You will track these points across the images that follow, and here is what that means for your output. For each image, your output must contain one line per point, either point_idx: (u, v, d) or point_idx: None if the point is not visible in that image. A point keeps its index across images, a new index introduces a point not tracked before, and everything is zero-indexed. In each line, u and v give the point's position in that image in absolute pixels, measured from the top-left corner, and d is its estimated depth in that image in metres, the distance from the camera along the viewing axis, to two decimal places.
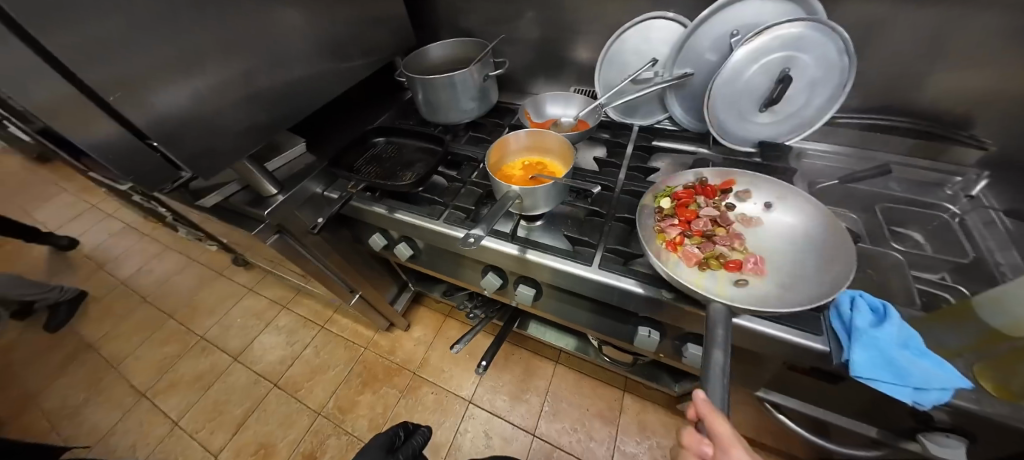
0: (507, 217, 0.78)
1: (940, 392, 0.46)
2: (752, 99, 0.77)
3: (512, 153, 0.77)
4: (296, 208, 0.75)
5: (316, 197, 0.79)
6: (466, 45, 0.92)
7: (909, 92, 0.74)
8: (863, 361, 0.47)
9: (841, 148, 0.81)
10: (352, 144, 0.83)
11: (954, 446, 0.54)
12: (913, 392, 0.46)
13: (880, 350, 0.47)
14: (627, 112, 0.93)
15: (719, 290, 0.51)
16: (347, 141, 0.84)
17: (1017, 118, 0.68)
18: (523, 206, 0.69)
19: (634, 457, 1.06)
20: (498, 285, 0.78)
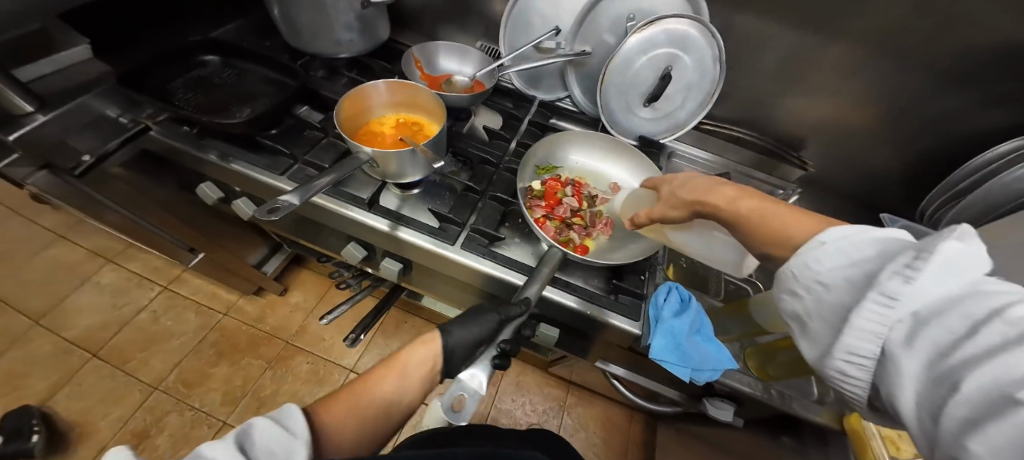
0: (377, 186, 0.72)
1: (711, 372, 0.56)
2: (638, 93, 0.79)
3: (377, 107, 0.70)
4: (69, 133, 0.59)
5: (105, 120, 0.63)
6: None
7: (767, 107, 0.84)
8: (659, 346, 0.56)
9: (705, 155, 0.88)
10: (171, 59, 0.70)
11: (725, 409, 0.69)
12: (690, 371, 0.56)
13: (672, 336, 0.57)
14: (529, 82, 0.88)
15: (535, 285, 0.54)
16: (165, 55, 0.70)
17: (829, 143, 0.84)
18: (384, 172, 0.63)
19: (509, 414, 1.15)
20: (363, 256, 0.72)
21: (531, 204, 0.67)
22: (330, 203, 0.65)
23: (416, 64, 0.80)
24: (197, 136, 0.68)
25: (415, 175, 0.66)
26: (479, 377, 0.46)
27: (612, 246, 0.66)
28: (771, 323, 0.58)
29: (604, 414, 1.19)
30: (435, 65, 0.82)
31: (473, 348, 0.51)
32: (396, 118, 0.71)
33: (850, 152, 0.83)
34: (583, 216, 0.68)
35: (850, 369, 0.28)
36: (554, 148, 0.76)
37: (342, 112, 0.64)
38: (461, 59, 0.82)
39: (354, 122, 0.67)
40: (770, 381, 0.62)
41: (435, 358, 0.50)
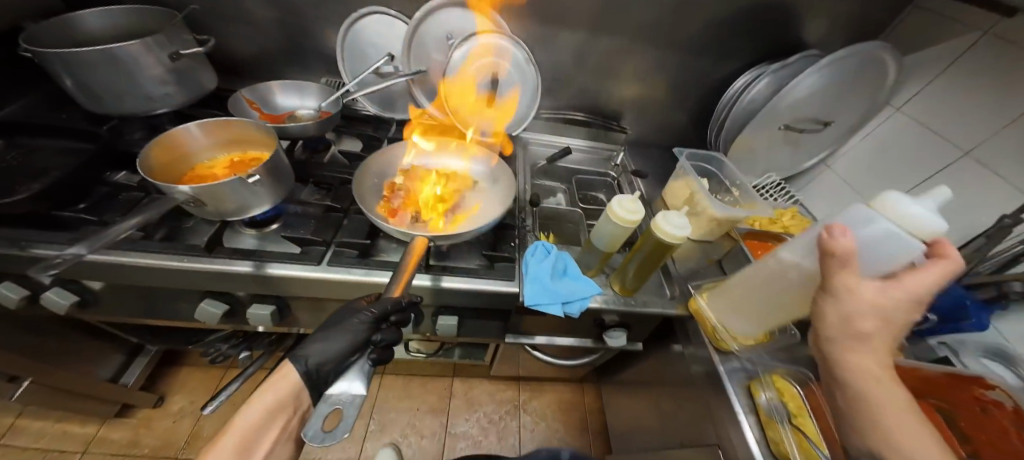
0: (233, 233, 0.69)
1: (580, 301, 0.67)
2: (477, 96, 0.90)
3: (201, 151, 0.68)
4: None
5: None
6: (139, 13, 0.73)
7: (589, 88, 1.01)
8: (533, 294, 0.65)
9: (547, 137, 1.03)
10: None
11: (617, 336, 0.80)
12: (562, 306, 0.66)
13: (540, 283, 0.66)
14: (384, 106, 0.94)
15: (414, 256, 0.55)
16: None
17: (639, 107, 1.05)
18: (218, 210, 0.61)
19: (464, 435, 1.10)
20: (224, 311, 0.67)
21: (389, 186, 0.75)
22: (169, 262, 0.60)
23: (251, 106, 0.79)
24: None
25: (260, 206, 0.64)
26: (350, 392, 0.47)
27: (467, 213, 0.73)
28: (605, 244, 0.69)
29: (557, 398, 1.23)
30: (273, 104, 0.83)
31: (347, 356, 0.49)
32: (227, 158, 0.70)
33: (653, 110, 1.06)
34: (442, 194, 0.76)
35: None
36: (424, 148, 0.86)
37: (152, 162, 0.61)
38: (300, 94, 0.83)
39: (172, 166, 0.64)
40: (632, 294, 0.74)
41: (294, 396, 0.44)
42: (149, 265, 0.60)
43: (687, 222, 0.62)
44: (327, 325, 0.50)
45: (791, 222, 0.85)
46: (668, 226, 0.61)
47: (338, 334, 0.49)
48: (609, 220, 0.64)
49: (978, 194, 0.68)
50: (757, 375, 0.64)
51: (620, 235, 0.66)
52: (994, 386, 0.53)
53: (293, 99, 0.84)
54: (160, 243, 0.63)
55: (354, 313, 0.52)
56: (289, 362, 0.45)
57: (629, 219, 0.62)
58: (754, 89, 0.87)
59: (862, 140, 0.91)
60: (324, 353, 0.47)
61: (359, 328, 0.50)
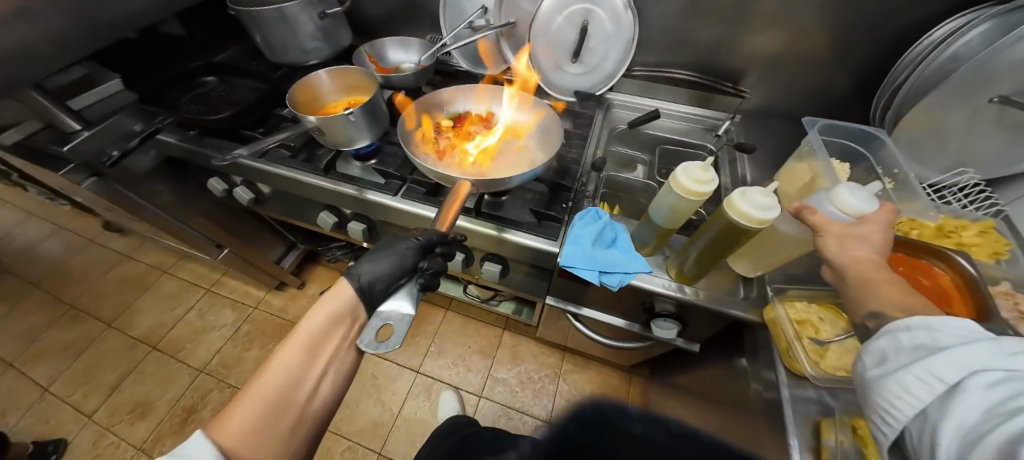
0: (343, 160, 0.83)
1: (622, 275, 0.62)
2: (564, 51, 0.86)
3: (328, 95, 0.83)
4: (108, 146, 0.77)
5: (134, 134, 0.81)
6: None
7: (699, 43, 0.86)
8: (570, 255, 0.63)
9: (639, 99, 0.93)
10: (176, 80, 0.88)
11: (669, 328, 0.72)
12: (600, 275, 0.62)
13: (581, 247, 0.63)
14: (476, 61, 0.99)
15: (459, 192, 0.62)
16: (171, 77, 0.88)
17: (766, 68, 0.85)
18: (334, 141, 0.75)
19: (504, 381, 1.19)
20: (334, 223, 0.84)
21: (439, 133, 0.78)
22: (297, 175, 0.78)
23: (370, 59, 0.94)
24: (196, 137, 0.84)
25: (362, 140, 0.77)
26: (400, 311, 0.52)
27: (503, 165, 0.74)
28: (664, 220, 0.61)
29: (603, 379, 1.20)
30: (385, 59, 0.96)
31: (394, 279, 0.57)
32: (345, 102, 0.84)
33: (789, 74, 0.84)
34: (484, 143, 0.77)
35: (910, 388, 0.34)
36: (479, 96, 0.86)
37: (296, 98, 0.78)
38: (406, 48, 0.96)
39: (308, 107, 0.81)
40: (693, 283, 0.65)
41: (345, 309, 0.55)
42: (291, 177, 0.78)
43: (774, 202, 0.49)
44: (378, 248, 0.59)
45: (972, 241, 0.60)
46: (743, 203, 0.50)
47: (389, 256, 0.57)
48: (671, 190, 0.56)
49: None
50: (832, 414, 0.50)
51: (683, 210, 0.57)
52: None
53: (399, 53, 0.97)
54: (298, 161, 0.81)
55: (400, 243, 0.59)
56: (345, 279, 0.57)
57: (694, 189, 0.53)
58: (961, 39, 0.61)
59: None
60: (374, 272, 0.56)
61: (405, 255, 0.58)
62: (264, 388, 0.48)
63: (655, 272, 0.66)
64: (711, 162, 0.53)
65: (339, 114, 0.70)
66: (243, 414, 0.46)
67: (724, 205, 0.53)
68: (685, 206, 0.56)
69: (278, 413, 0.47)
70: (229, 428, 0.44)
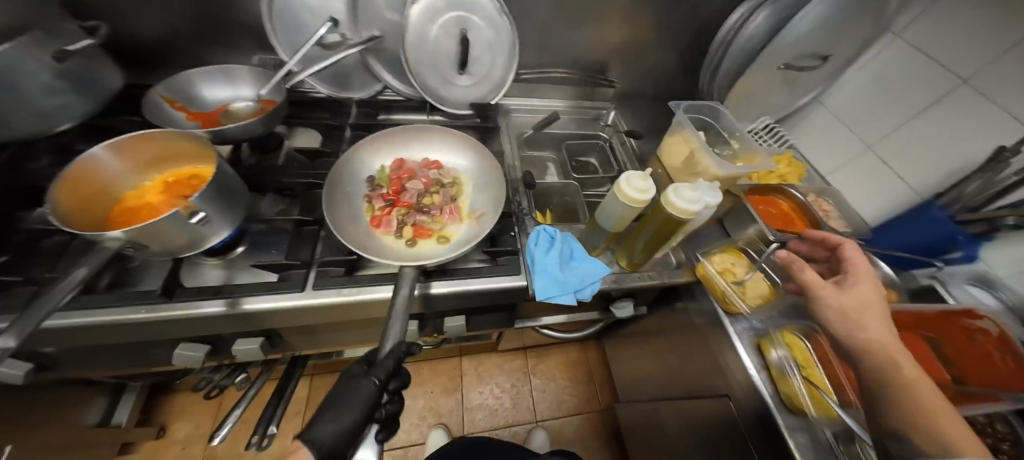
0: (197, 266, 0.60)
1: (591, 286, 0.65)
2: (448, 62, 0.78)
3: (127, 178, 0.54)
4: None
5: None
6: None
7: (570, 40, 0.90)
8: (542, 287, 0.62)
9: (529, 100, 0.93)
10: None
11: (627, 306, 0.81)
12: (574, 294, 0.63)
13: (548, 275, 0.62)
14: (338, 85, 0.80)
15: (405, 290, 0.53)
16: None
17: (624, 57, 0.96)
18: (170, 250, 0.50)
19: (483, 407, 1.18)
20: (206, 353, 0.58)
21: (371, 193, 0.68)
22: (119, 317, 0.51)
23: (172, 105, 0.64)
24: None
25: (219, 234, 0.53)
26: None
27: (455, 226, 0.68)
28: (612, 225, 0.65)
29: (564, 358, 1.32)
30: (198, 100, 0.66)
31: (352, 436, 0.44)
32: (164, 179, 0.56)
33: (644, 58, 0.97)
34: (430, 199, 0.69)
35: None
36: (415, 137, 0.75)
37: (70, 208, 0.47)
38: (228, 82, 0.68)
39: (96, 206, 0.51)
40: (638, 268, 0.72)
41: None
42: (118, 323, 0.51)
43: (703, 195, 0.56)
44: (331, 402, 0.45)
45: (787, 170, 0.84)
46: (681, 201, 0.56)
47: (349, 407, 0.44)
48: (616, 199, 0.59)
49: (973, 126, 0.67)
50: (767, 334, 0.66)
51: (629, 213, 0.61)
52: (982, 317, 0.61)
53: (220, 90, 0.68)
54: (113, 294, 0.53)
55: (359, 383, 0.46)
56: (301, 446, 0.41)
57: (640, 197, 0.57)
58: (753, 22, 0.76)
59: (854, 74, 0.86)
60: (334, 437, 0.42)
61: (367, 400, 0.45)
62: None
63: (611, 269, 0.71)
64: (648, 171, 0.57)
65: (171, 214, 0.46)
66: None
67: (664, 202, 0.59)
68: (626, 211, 0.60)
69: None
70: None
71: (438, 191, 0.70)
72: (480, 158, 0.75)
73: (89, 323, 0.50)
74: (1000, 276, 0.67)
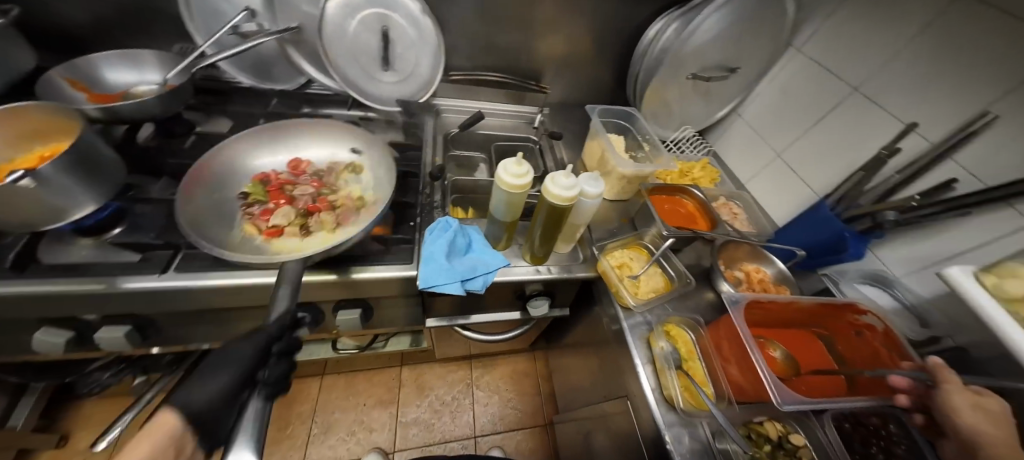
0: (55, 241, 0.56)
1: (483, 277, 0.64)
2: (371, 59, 0.79)
3: (0, 152, 0.54)
4: None
5: None
6: None
7: (496, 49, 0.94)
8: (428, 275, 0.60)
9: (458, 103, 0.96)
10: None
11: (541, 305, 0.79)
12: (462, 284, 0.62)
13: (437, 262, 0.61)
14: (260, 76, 0.82)
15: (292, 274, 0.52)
16: None
17: (552, 66, 1.00)
18: (21, 220, 0.48)
19: (417, 421, 1.13)
20: (69, 340, 0.56)
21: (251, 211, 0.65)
22: None
23: (74, 86, 0.64)
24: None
25: (83, 207, 0.52)
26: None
27: (353, 213, 0.68)
28: (501, 214, 0.65)
29: (510, 371, 1.28)
30: (104, 84, 0.67)
31: (233, 395, 0.41)
32: (36, 153, 0.55)
33: (573, 68, 1.01)
34: (319, 197, 0.68)
35: None
36: (289, 144, 0.75)
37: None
38: (136, 68, 0.69)
39: None
40: (545, 262, 0.71)
41: (176, 433, 0.39)
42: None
43: (576, 183, 0.58)
44: (210, 360, 0.42)
45: (699, 174, 0.87)
46: (556, 187, 0.57)
47: (229, 360, 0.42)
48: (498, 187, 0.60)
49: (863, 127, 0.71)
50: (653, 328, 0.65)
51: (514, 201, 0.61)
52: (866, 313, 0.61)
53: (128, 75, 0.69)
54: None
55: (236, 343, 0.44)
56: (168, 410, 0.39)
57: (516, 182, 0.57)
58: (665, 32, 0.82)
59: (766, 85, 0.91)
60: (206, 399, 0.40)
61: (245, 358, 0.43)
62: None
63: (514, 262, 0.70)
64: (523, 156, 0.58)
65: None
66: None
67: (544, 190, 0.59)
68: (508, 199, 0.60)
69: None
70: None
71: (325, 188, 0.71)
72: (363, 142, 0.76)
73: None
74: (897, 275, 0.68)
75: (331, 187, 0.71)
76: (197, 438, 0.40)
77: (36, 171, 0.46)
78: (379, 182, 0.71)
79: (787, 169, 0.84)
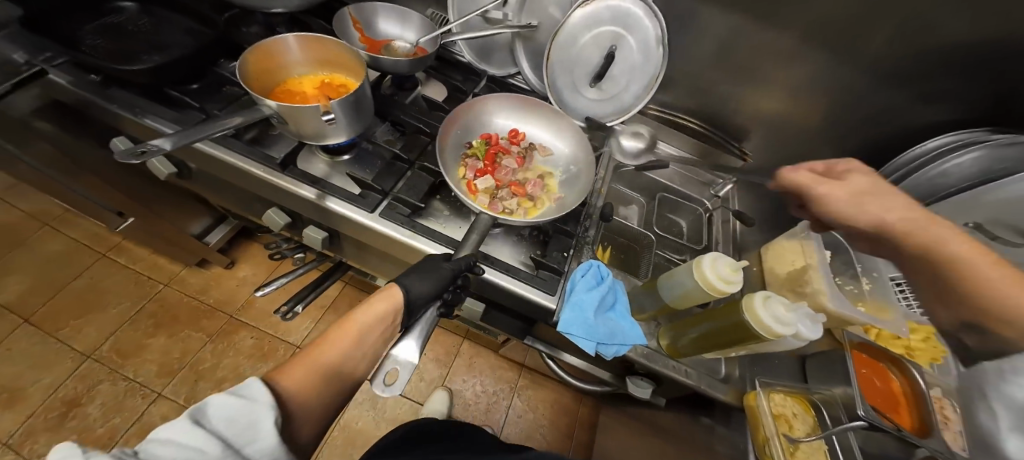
0: (309, 154, 0.68)
1: (618, 347, 0.59)
2: (585, 73, 0.78)
3: (298, 65, 0.64)
4: None
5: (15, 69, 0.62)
6: None
7: (712, 95, 0.85)
8: (568, 321, 0.58)
9: (645, 138, 0.89)
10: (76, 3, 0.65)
11: (644, 386, 0.70)
12: (596, 345, 0.58)
13: (582, 312, 0.58)
14: (481, 56, 0.85)
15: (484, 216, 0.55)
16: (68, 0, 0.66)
17: (766, 134, 0.86)
18: (298, 131, 0.57)
19: (459, 393, 1.19)
20: (286, 223, 0.68)
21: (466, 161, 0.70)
22: (235, 160, 0.61)
23: (354, 25, 0.75)
24: (100, 84, 0.64)
25: (337, 137, 0.60)
26: (404, 359, 0.41)
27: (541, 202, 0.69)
28: (673, 299, 0.57)
29: (552, 398, 1.24)
30: (374, 29, 0.77)
31: (428, 300, 0.45)
32: (322, 78, 0.66)
33: (785, 143, 0.86)
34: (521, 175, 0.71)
35: None
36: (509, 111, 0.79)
37: (249, 72, 0.57)
38: (401, 22, 0.77)
39: (267, 76, 0.61)
40: (680, 358, 0.63)
41: (396, 310, 0.44)
42: (236, 166, 0.62)
43: (796, 319, 0.48)
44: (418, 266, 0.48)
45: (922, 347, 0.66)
46: (765, 311, 0.48)
47: (434, 270, 0.47)
48: (691, 276, 0.52)
49: None
50: None
51: (700, 298, 0.53)
52: None
53: (393, 28, 0.78)
54: (245, 144, 0.64)
55: (440, 261, 0.48)
56: (393, 285, 0.45)
57: (722, 288, 0.49)
58: (952, 161, 0.65)
59: None
60: (423, 293, 0.44)
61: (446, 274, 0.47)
62: (309, 366, 0.36)
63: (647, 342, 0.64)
64: (742, 263, 0.50)
65: (310, 106, 0.52)
66: (304, 371, 0.35)
67: (746, 307, 0.50)
68: (694, 293, 0.52)
69: (324, 401, 0.35)
70: (290, 372, 0.34)
71: (528, 168, 0.73)
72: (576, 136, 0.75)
73: (215, 154, 0.62)
74: None
75: (530, 169, 0.74)
76: (405, 314, 0.46)
77: (330, 108, 0.54)
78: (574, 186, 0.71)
79: None
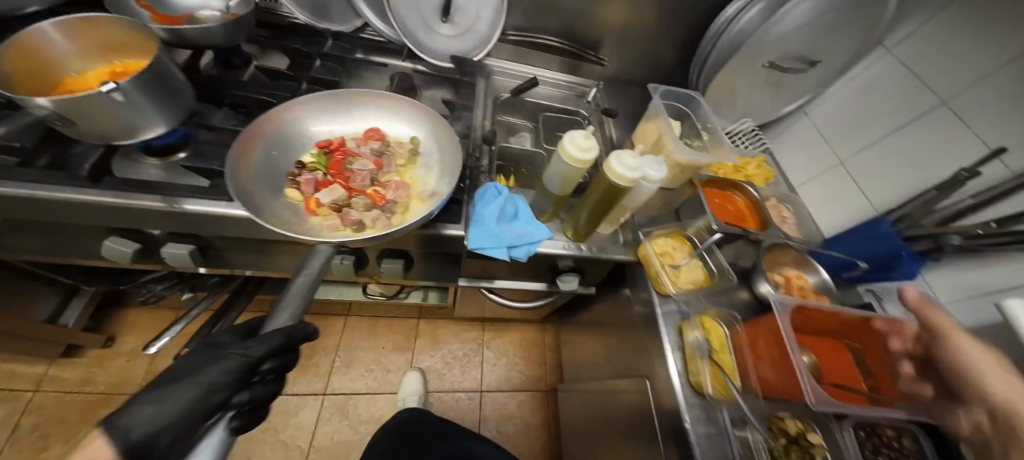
0: (127, 160, 0.59)
1: (527, 246, 0.64)
2: (430, 7, 0.77)
3: (74, 61, 0.54)
4: None
5: None
6: None
7: (558, 10, 0.90)
8: (477, 238, 0.61)
9: (513, 65, 0.92)
10: None
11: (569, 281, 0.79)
12: (509, 250, 0.63)
13: (486, 227, 0.62)
14: (317, 14, 0.79)
15: (312, 265, 0.46)
16: None
17: (614, 35, 0.94)
18: (97, 131, 0.50)
19: (429, 369, 1.21)
20: (136, 251, 0.59)
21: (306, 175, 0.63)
22: (30, 191, 0.49)
23: (139, 2, 0.66)
24: None
25: (154, 128, 0.54)
26: None
27: (402, 202, 0.64)
28: (557, 187, 0.63)
29: (517, 337, 1.33)
30: (167, 5, 0.69)
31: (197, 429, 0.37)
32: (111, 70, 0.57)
33: (631, 39, 0.95)
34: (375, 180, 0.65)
35: None
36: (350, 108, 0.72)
37: (11, 75, 0.48)
38: None
39: (41, 79, 0.51)
40: (585, 240, 0.71)
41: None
42: (38, 199, 0.50)
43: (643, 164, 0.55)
44: (166, 381, 0.37)
45: (754, 172, 0.82)
46: (619, 166, 0.55)
47: (177, 392, 0.36)
48: (559, 159, 0.58)
49: (940, 143, 0.67)
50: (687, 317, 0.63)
51: (575, 176, 0.59)
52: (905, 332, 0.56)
53: (192, 1, 0.71)
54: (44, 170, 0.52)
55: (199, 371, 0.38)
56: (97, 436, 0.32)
57: (581, 159, 0.55)
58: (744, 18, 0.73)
59: (846, 83, 0.85)
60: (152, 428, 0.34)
61: (223, 382, 0.38)
62: None
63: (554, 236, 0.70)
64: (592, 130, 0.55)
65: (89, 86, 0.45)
66: None
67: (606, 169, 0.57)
68: (569, 173, 0.58)
69: None
70: None
71: (385, 172, 0.68)
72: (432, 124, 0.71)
73: (2, 194, 0.49)
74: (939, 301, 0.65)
75: (388, 171, 0.68)
76: None
77: (121, 84, 0.47)
78: (440, 174, 0.66)
79: (846, 177, 0.81)
